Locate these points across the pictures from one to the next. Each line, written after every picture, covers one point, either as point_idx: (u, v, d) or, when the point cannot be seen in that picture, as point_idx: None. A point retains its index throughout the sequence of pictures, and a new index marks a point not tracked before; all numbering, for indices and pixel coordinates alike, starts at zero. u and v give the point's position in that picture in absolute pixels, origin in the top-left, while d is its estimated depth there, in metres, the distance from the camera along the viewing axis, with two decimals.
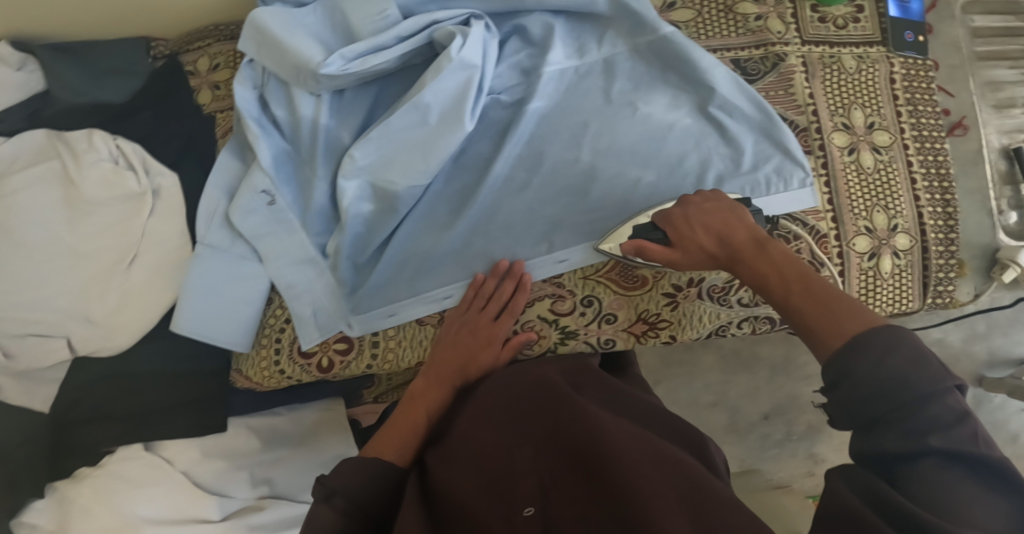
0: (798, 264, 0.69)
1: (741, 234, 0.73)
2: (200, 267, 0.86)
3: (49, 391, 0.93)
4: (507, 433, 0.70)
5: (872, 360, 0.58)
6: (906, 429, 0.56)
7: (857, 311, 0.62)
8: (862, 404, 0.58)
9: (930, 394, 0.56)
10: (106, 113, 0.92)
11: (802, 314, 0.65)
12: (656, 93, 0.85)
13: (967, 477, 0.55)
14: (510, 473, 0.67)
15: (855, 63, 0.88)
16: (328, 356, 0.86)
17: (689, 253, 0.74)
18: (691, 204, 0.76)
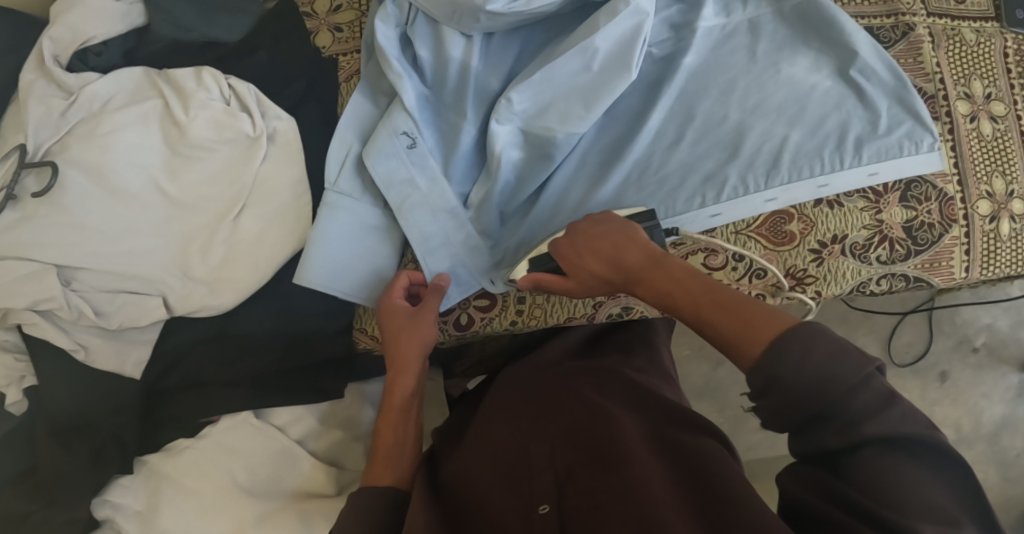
0: (698, 275, 0.69)
1: (635, 254, 0.72)
2: (332, 217, 0.79)
3: (140, 354, 0.83)
4: (528, 442, 0.74)
5: (795, 361, 0.58)
6: (842, 423, 0.58)
7: (771, 314, 0.62)
8: (797, 409, 0.58)
9: (855, 384, 0.57)
10: (218, 52, 0.86)
11: (714, 325, 0.66)
12: (798, 55, 0.86)
13: (905, 460, 0.57)
14: (528, 474, 0.70)
15: (973, 36, 0.91)
16: (468, 312, 0.82)
17: (584, 279, 0.75)
18: (578, 230, 0.75)
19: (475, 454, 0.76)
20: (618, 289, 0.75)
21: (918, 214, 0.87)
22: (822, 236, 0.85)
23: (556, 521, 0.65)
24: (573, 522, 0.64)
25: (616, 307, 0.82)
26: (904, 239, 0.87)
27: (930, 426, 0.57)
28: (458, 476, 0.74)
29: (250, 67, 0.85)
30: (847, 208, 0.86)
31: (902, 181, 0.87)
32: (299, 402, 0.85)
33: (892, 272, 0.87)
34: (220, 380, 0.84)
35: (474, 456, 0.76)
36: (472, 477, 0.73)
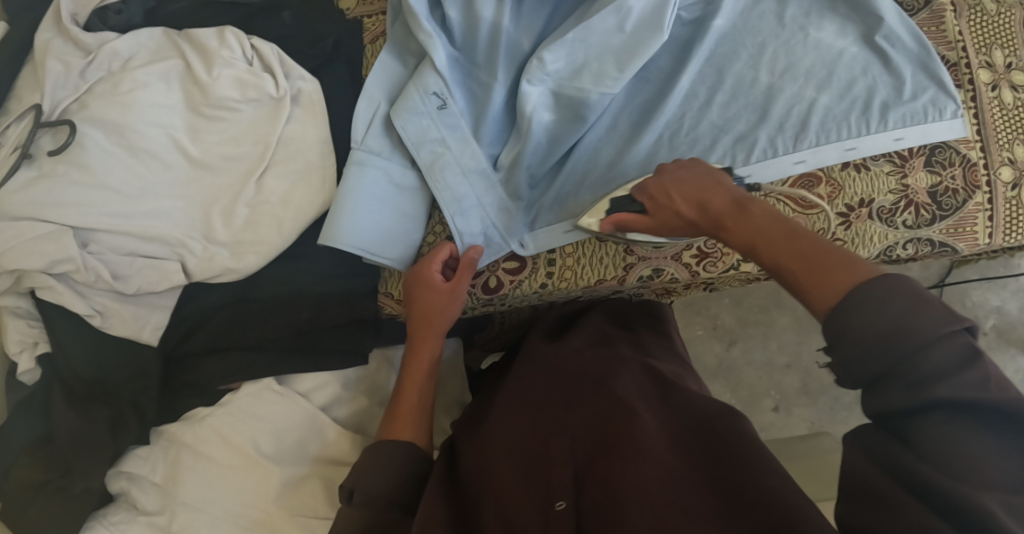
0: (784, 222, 0.65)
1: (721, 199, 0.69)
2: (359, 175, 0.79)
3: (159, 319, 0.81)
4: (545, 430, 0.71)
5: (868, 314, 0.55)
6: (912, 382, 0.53)
7: (850, 264, 0.59)
8: (863, 363, 0.55)
9: (927, 346, 0.52)
10: (240, 12, 0.84)
11: (793, 273, 0.62)
12: (826, 20, 0.87)
13: (978, 427, 0.51)
14: (547, 466, 0.68)
15: (995, 6, 0.92)
16: (496, 275, 0.81)
17: (668, 221, 0.72)
18: (666, 171, 0.73)
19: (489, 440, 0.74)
20: (703, 234, 0.72)
21: (941, 179, 0.88)
22: (849, 200, 0.85)
23: (573, 518, 0.63)
24: (590, 519, 0.62)
25: (647, 270, 0.80)
26: (929, 203, 0.87)
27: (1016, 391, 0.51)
28: (473, 467, 0.72)
29: (275, 25, 0.84)
30: (874, 171, 0.86)
31: (926, 146, 0.87)
32: (323, 369, 0.83)
33: (918, 236, 0.87)
34: (240, 345, 0.83)
35: (489, 442, 0.73)
36: (486, 469, 0.71)
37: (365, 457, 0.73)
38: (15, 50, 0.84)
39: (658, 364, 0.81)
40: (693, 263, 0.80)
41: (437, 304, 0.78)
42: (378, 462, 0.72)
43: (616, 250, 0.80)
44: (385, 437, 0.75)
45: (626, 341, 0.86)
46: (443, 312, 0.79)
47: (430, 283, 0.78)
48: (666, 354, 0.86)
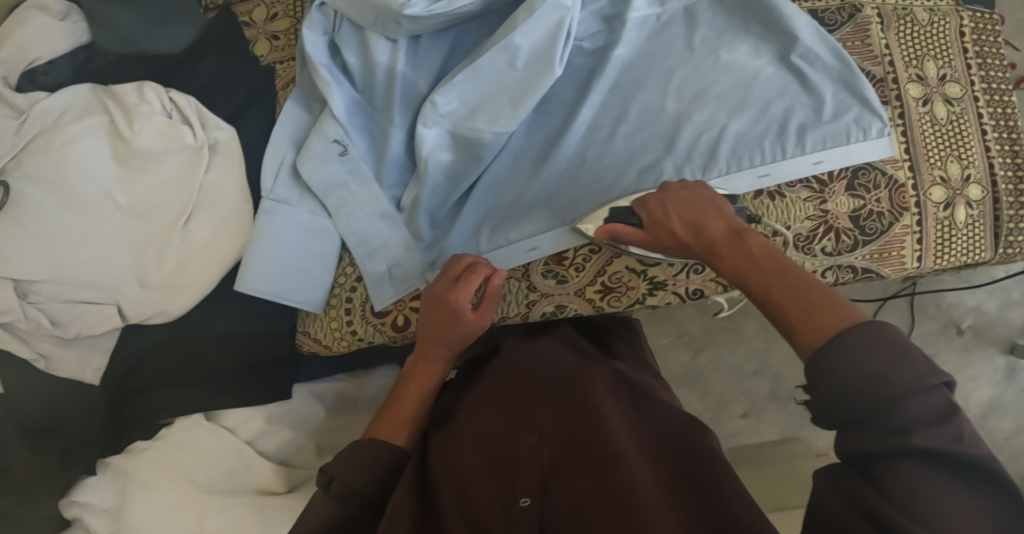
0: (775, 255, 0.64)
1: (716, 226, 0.68)
2: (268, 223, 0.82)
3: (100, 359, 0.87)
4: (517, 424, 0.68)
5: (854, 358, 0.53)
6: (890, 428, 0.52)
7: (841, 306, 0.57)
8: (841, 406, 0.54)
9: (905, 392, 0.51)
10: (159, 65, 0.87)
11: (780, 309, 0.61)
12: (739, 42, 0.84)
13: (952, 480, 0.50)
14: (513, 460, 0.65)
15: (927, 16, 0.89)
16: (403, 314, 0.84)
17: (661, 238, 0.72)
18: (669, 190, 0.72)
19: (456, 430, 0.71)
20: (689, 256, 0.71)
21: (866, 202, 0.85)
22: (763, 228, 0.83)
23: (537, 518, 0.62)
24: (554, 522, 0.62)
25: (549, 306, 0.82)
26: (851, 228, 0.84)
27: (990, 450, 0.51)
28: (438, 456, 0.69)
29: (191, 76, 0.87)
30: (789, 198, 0.84)
31: (848, 168, 0.85)
32: (253, 403, 0.87)
33: (838, 263, 0.84)
34: (178, 381, 0.87)
35: (460, 437, 0.70)
36: (452, 459, 0.68)
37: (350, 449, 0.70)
38: None
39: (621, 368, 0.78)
40: (595, 298, 0.81)
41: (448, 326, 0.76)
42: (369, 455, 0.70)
43: (518, 287, 0.82)
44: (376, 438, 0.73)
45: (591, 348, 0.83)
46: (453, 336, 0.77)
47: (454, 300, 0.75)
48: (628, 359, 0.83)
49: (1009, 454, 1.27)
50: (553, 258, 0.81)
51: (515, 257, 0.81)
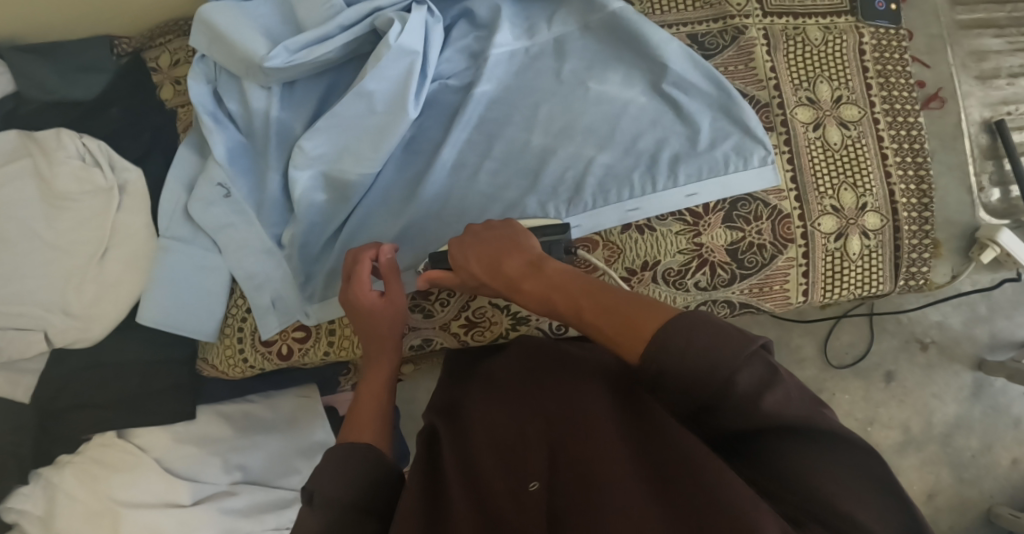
0: (573, 274, 0.64)
1: (515, 260, 0.67)
2: (164, 258, 0.88)
3: (31, 381, 0.94)
4: (519, 404, 0.64)
5: (677, 354, 0.51)
6: (734, 411, 0.51)
7: (654, 307, 0.56)
8: (681, 398, 0.52)
9: (733, 365, 0.50)
10: (75, 112, 0.95)
11: (598, 329, 0.58)
12: (610, 72, 0.83)
13: (808, 448, 0.50)
14: (518, 445, 0.60)
15: (821, 34, 0.85)
16: (287, 343, 0.88)
17: (468, 279, 0.71)
18: (472, 230, 0.71)
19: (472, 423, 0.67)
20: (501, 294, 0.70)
21: (745, 234, 0.82)
22: (630, 263, 0.81)
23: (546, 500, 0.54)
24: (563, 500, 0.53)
25: (417, 340, 0.84)
26: (728, 262, 0.82)
27: (819, 406, 0.51)
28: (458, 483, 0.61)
29: (104, 122, 0.95)
30: (660, 232, 0.82)
31: (726, 200, 0.82)
32: (159, 422, 0.94)
33: (712, 298, 0.83)
34: (97, 402, 0.94)
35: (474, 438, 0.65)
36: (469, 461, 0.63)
37: (322, 464, 0.61)
38: None
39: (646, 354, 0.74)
40: (460, 332, 0.84)
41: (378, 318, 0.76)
42: (340, 464, 0.61)
43: None
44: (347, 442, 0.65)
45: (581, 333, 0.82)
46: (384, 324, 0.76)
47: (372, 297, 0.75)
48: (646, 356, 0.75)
49: (977, 472, 1.20)
50: (420, 294, 0.83)
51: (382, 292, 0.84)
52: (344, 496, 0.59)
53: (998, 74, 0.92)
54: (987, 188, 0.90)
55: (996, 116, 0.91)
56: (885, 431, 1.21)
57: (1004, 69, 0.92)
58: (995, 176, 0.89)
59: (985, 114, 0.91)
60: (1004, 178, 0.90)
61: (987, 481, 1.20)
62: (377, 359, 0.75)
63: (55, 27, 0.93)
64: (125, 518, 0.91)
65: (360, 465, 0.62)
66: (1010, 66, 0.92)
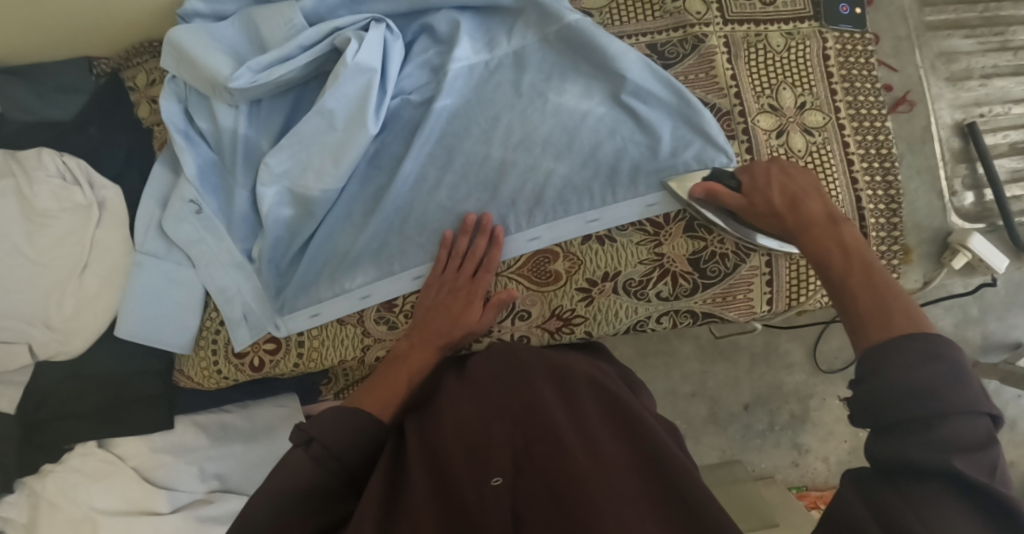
0: (864, 249, 0.67)
1: (816, 207, 0.72)
2: (139, 273, 0.90)
3: (14, 392, 0.96)
4: (490, 401, 0.70)
5: (904, 366, 0.55)
6: (926, 440, 0.52)
7: (909, 308, 0.60)
8: (885, 406, 0.54)
9: (955, 410, 0.52)
10: (55, 131, 0.97)
11: (854, 303, 0.63)
12: (568, 83, 0.83)
13: (973, 517, 0.50)
14: (482, 442, 0.66)
15: (783, 40, 0.84)
16: (259, 355, 0.88)
17: (757, 204, 0.75)
18: (780, 165, 0.76)
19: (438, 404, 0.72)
20: (779, 230, 0.74)
21: (707, 244, 0.81)
22: (591, 274, 0.82)
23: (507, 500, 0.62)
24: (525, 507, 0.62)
25: (382, 351, 0.87)
26: (689, 271, 0.82)
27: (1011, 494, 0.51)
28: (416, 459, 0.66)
29: (82, 140, 0.97)
30: (620, 243, 0.81)
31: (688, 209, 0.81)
32: (137, 432, 0.96)
33: (675, 308, 0.83)
34: (77, 413, 0.96)
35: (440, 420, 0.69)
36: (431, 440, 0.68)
37: (330, 413, 0.70)
38: None
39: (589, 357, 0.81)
40: None
41: (443, 310, 0.80)
42: (345, 421, 0.69)
43: (354, 333, 0.86)
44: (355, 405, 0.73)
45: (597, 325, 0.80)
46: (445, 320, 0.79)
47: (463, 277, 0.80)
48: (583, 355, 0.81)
49: None
50: (384, 306, 0.85)
51: (349, 305, 0.85)
52: (336, 447, 0.68)
53: (970, 76, 0.95)
54: (960, 192, 0.92)
55: (969, 117, 0.94)
56: None
57: (974, 70, 0.95)
58: (967, 179, 0.91)
59: (957, 116, 0.93)
60: (977, 181, 0.92)
61: None
62: (411, 346, 0.79)
63: (34, 51, 0.96)
64: (104, 524, 0.94)
65: (357, 423, 0.70)
66: (978, 67, 0.95)
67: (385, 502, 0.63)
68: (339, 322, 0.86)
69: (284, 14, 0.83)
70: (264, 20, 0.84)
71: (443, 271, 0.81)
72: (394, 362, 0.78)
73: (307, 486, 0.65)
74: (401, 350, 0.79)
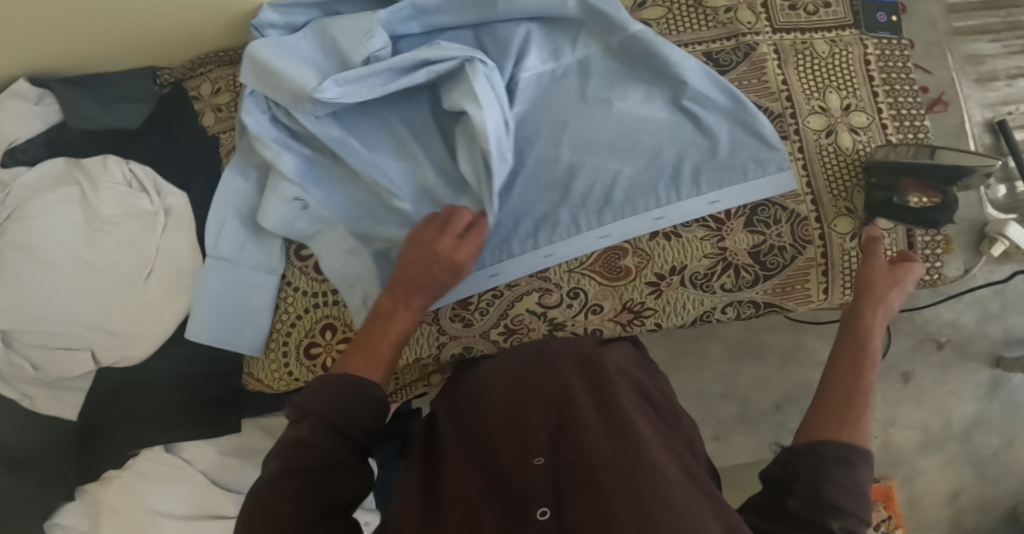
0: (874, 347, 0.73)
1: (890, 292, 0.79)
2: (209, 278, 0.92)
3: (76, 399, 0.97)
4: (525, 397, 0.72)
5: (837, 473, 0.61)
6: (812, 504, 0.59)
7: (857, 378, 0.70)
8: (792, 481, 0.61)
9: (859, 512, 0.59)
10: (118, 139, 0.99)
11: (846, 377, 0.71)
12: (630, 90, 0.88)
13: None
14: (524, 426, 0.67)
15: (827, 47, 0.90)
16: (332, 356, 0.92)
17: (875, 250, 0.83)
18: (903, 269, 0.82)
19: (477, 414, 0.73)
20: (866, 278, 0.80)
21: (766, 238, 0.86)
22: (659, 268, 0.86)
23: (552, 475, 0.60)
24: (568, 478, 0.60)
25: (458, 347, 0.89)
26: (751, 264, 0.86)
27: None
28: (460, 460, 0.67)
29: (145, 148, 0.99)
30: (686, 238, 0.86)
31: (746, 206, 0.86)
32: (200, 436, 0.98)
33: (738, 299, 0.88)
34: (138, 419, 0.96)
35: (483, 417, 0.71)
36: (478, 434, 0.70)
37: (322, 385, 0.65)
38: None
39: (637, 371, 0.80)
40: (500, 339, 0.88)
41: (425, 265, 0.75)
42: (340, 388, 0.65)
43: (430, 331, 0.88)
44: (341, 372, 0.68)
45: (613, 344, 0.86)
46: (429, 277, 0.75)
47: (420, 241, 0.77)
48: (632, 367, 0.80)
49: (998, 470, 1.24)
50: (459, 304, 0.87)
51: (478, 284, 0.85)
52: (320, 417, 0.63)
53: (995, 77, 1.05)
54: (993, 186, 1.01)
55: (998, 115, 1.04)
56: (906, 431, 1.24)
57: (1000, 71, 1.05)
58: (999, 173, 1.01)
59: (985, 115, 1.04)
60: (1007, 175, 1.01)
61: (1008, 479, 1.24)
62: (393, 303, 0.75)
63: (99, 60, 0.97)
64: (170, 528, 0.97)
65: (351, 400, 0.65)
66: (1003, 69, 1.05)
67: (426, 506, 0.64)
68: None
69: (363, 25, 0.86)
70: (341, 30, 0.87)
71: (434, 231, 0.78)
72: (371, 322, 0.74)
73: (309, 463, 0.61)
74: (382, 307, 0.75)
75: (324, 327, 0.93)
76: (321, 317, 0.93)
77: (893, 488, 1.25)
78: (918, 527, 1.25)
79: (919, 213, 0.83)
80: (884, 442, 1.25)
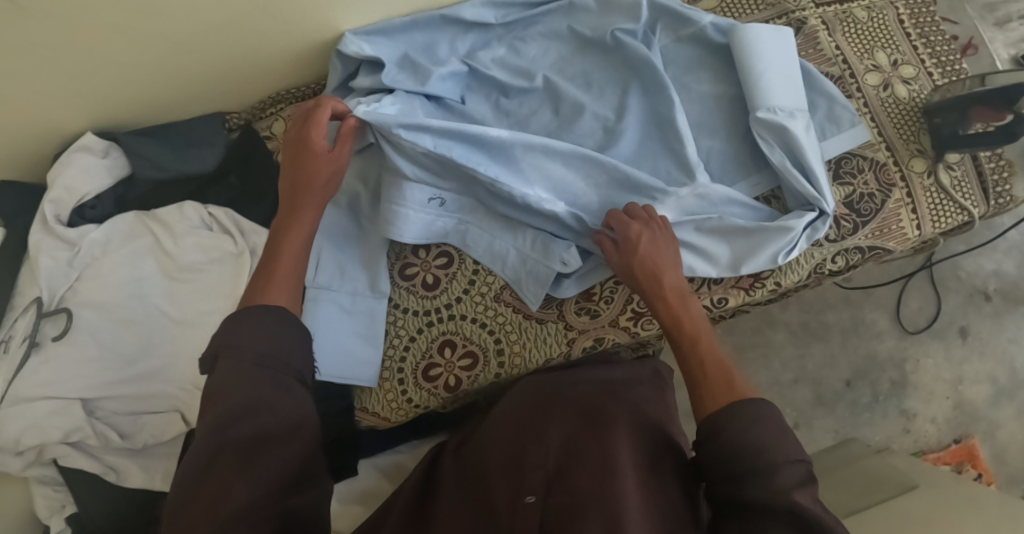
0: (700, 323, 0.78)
1: (670, 283, 0.81)
2: (314, 307, 0.92)
3: (167, 465, 0.92)
4: (520, 434, 0.81)
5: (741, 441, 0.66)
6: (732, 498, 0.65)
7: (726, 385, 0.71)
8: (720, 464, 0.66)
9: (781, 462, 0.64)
10: (194, 186, 0.99)
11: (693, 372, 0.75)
12: (704, 72, 0.95)
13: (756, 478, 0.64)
14: (522, 465, 0.77)
15: (865, 13, 0.99)
16: (454, 374, 0.91)
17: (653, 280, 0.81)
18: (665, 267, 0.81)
19: (481, 458, 0.82)
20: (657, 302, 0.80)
21: (855, 187, 0.91)
22: None
23: (539, 512, 0.72)
24: (553, 520, 0.71)
25: (589, 341, 0.91)
26: (847, 214, 0.91)
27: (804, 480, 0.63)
28: (452, 511, 0.78)
29: (223, 193, 0.99)
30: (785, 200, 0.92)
31: (831, 162, 0.92)
32: None
33: (845, 247, 0.90)
34: None
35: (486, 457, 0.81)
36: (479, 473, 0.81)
37: (228, 322, 0.70)
38: (13, 256, 0.95)
39: (640, 397, 0.86)
40: (630, 325, 0.91)
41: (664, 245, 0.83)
42: (250, 323, 0.70)
43: (556, 329, 0.92)
44: (252, 302, 0.73)
45: (627, 369, 0.91)
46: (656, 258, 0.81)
47: (301, 135, 0.83)
48: (647, 402, 0.86)
49: None
50: (583, 297, 0.92)
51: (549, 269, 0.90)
52: (232, 347, 0.68)
53: (1009, 19, 1.17)
54: None
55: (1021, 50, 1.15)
56: (976, 386, 1.28)
57: (1014, 14, 1.16)
58: None
59: (1010, 52, 1.15)
60: None
61: None
62: (286, 220, 0.81)
63: (167, 109, 0.97)
64: None
65: (260, 335, 0.69)
66: (1016, 11, 1.17)
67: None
68: (539, 322, 0.92)
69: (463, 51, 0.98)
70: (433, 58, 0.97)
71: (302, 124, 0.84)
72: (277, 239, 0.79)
73: (252, 393, 0.66)
74: (280, 225, 0.81)
75: (442, 345, 0.92)
76: (438, 334, 0.92)
77: (977, 445, 1.25)
78: (1010, 482, 1.25)
79: (1000, 129, 0.88)
80: (959, 401, 1.27)
